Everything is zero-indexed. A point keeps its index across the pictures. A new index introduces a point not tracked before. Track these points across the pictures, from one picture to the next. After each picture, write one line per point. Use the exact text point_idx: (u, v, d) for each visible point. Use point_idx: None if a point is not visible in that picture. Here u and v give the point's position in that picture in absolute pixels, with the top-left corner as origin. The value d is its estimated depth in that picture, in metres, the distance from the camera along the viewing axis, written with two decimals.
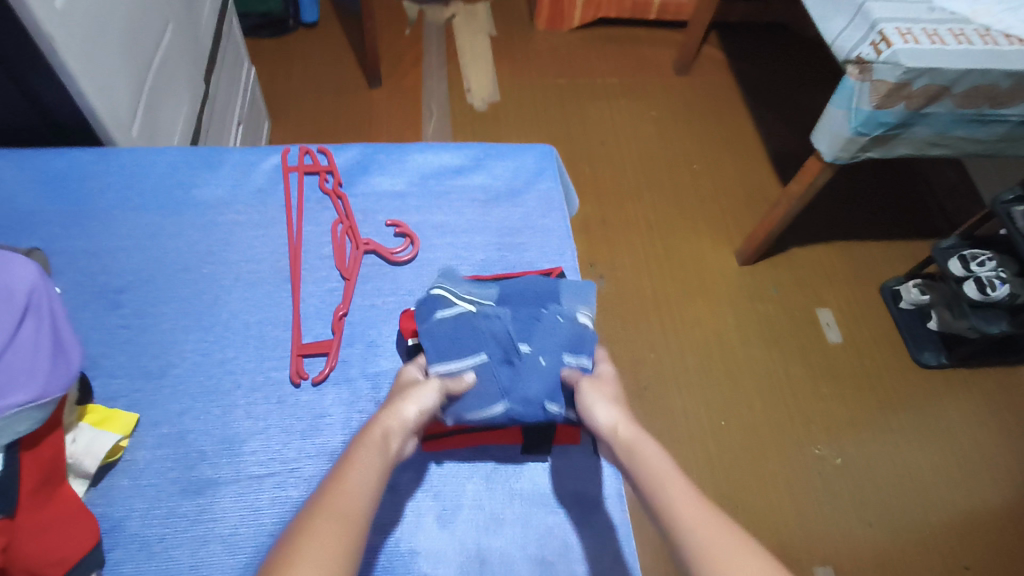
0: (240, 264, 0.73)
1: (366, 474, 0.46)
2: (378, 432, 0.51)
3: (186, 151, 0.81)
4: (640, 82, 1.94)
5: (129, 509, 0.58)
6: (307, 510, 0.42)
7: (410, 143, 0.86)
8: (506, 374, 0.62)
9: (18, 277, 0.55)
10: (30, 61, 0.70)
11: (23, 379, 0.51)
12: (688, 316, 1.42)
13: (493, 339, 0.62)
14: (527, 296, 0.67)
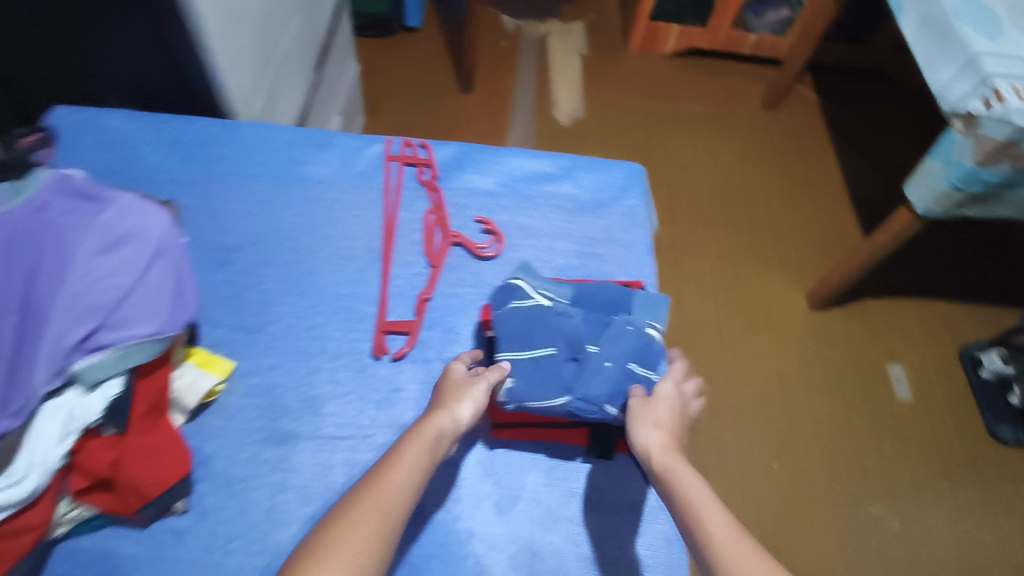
0: (338, 239, 0.78)
1: (409, 471, 0.50)
2: (432, 430, 0.53)
3: (301, 131, 0.87)
4: (726, 114, 1.94)
5: (217, 448, 0.63)
6: (349, 503, 0.47)
7: (504, 147, 0.90)
8: (571, 371, 0.61)
9: (152, 225, 0.63)
10: (176, 35, 0.77)
11: (148, 313, 0.58)
12: (751, 352, 1.40)
13: (562, 336, 0.62)
14: (598, 302, 0.66)
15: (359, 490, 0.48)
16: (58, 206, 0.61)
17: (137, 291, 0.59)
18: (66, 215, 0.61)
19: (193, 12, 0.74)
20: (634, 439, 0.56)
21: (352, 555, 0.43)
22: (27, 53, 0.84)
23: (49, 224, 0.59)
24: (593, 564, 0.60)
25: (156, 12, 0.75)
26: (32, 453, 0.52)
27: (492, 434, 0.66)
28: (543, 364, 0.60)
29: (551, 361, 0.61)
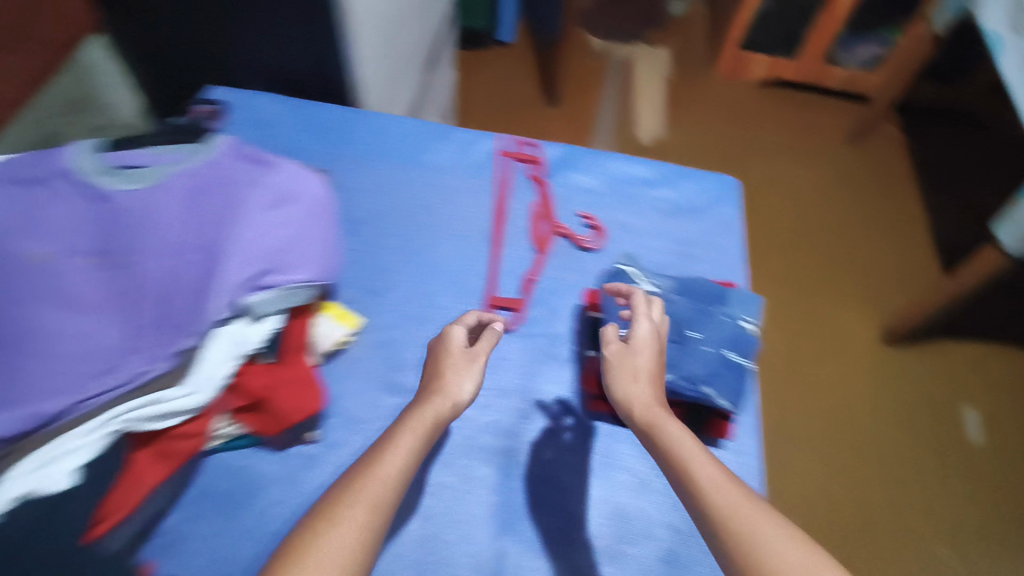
0: (453, 220, 0.85)
1: (401, 461, 0.51)
2: (430, 420, 0.56)
3: (422, 122, 0.95)
4: (807, 146, 1.95)
5: (343, 390, 0.71)
6: (338, 495, 0.48)
7: (608, 152, 0.96)
8: (672, 350, 0.67)
9: (312, 190, 0.72)
10: (329, 27, 0.87)
11: (303, 265, 0.67)
12: (820, 378, 1.40)
13: (665, 318, 0.68)
14: (699, 293, 0.71)
15: (348, 484, 0.49)
16: (230, 165, 0.70)
17: (297, 245, 0.68)
18: (236, 173, 0.69)
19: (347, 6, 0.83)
20: (616, 394, 0.60)
21: (339, 550, 0.44)
22: (190, 37, 0.95)
23: (223, 178, 0.69)
24: (677, 532, 0.65)
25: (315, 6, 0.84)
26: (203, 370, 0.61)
27: (590, 406, 0.72)
28: None
29: None
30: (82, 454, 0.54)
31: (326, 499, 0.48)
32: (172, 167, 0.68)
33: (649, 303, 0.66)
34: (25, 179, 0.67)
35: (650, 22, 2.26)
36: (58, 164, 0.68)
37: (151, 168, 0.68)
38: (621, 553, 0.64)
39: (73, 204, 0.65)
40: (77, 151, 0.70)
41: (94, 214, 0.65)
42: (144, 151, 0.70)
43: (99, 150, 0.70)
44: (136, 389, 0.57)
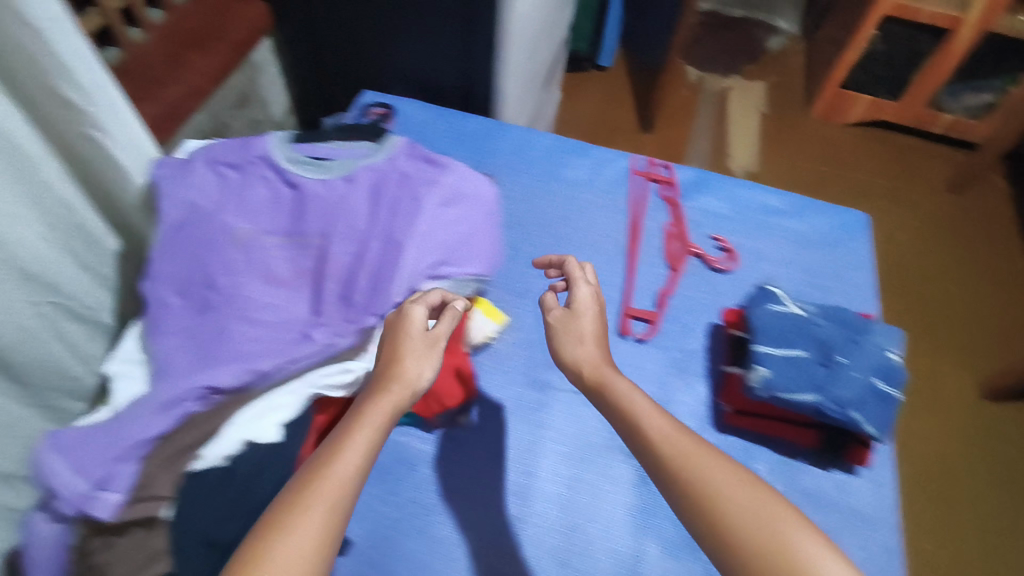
0: (589, 232, 0.89)
1: (359, 457, 0.46)
2: (387, 411, 0.50)
3: (559, 140, 1.00)
4: (905, 189, 1.93)
5: (491, 380, 0.75)
6: (290, 496, 0.43)
7: (739, 180, 0.98)
8: (821, 374, 0.66)
9: (485, 190, 0.76)
10: (485, 38, 0.93)
11: (474, 259, 0.74)
12: (914, 425, 1.37)
13: (814, 342, 0.68)
14: (845, 322, 0.71)
15: (299, 486, 0.44)
16: (406, 163, 0.75)
17: (474, 240, 0.74)
18: (407, 169, 0.74)
19: (506, 17, 0.89)
20: (564, 358, 0.60)
21: (297, 556, 0.40)
22: (350, 43, 1.04)
23: (396, 174, 0.74)
24: None
25: (477, 17, 0.91)
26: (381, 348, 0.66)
27: (726, 419, 0.73)
28: (796, 363, 0.67)
29: (803, 362, 0.67)
30: (287, 410, 0.60)
31: (276, 500, 0.43)
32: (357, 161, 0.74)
33: (582, 268, 0.69)
34: (226, 162, 0.73)
35: (748, 56, 2.28)
36: (253, 151, 0.74)
37: (341, 161, 0.74)
38: None
39: (270, 189, 0.73)
40: (275, 141, 0.76)
41: (287, 199, 0.72)
42: (329, 146, 0.76)
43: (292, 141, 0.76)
44: (330, 356, 0.63)
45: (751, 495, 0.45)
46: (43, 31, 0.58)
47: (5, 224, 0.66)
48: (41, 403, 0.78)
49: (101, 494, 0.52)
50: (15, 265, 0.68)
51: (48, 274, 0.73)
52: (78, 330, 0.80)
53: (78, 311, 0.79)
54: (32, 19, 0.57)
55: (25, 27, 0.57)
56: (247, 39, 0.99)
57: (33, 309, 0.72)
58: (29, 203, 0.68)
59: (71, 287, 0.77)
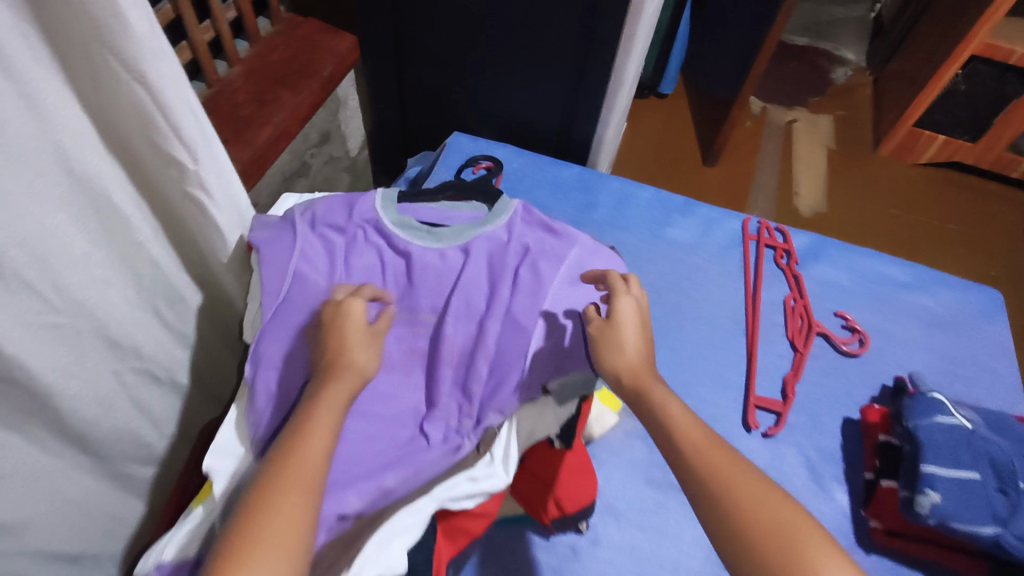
0: (704, 304, 0.82)
1: (325, 438, 0.48)
2: (342, 397, 0.51)
3: (662, 194, 0.92)
4: (982, 236, 1.83)
5: (608, 477, 0.68)
6: (264, 487, 0.44)
7: (860, 248, 0.89)
8: (1002, 504, 0.58)
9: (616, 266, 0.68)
10: (595, 81, 0.88)
11: None
12: None
13: (988, 462, 0.60)
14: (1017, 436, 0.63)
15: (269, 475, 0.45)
16: (524, 231, 0.68)
17: None
18: (527, 242, 0.67)
19: (620, 63, 0.85)
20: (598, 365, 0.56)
21: (282, 535, 0.42)
22: (440, 75, 0.99)
23: (514, 247, 0.67)
24: None
25: (590, 60, 0.86)
26: (502, 450, 0.57)
27: (871, 536, 0.65)
28: (971, 488, 0.59)
29: (978, 487, 0.59)
30: (412, 535, 0.50)
31: (251, 493, 0.44)
32: (472, 233, 0.67)
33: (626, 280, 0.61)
34: (329, 224, 0.66)
35: (813, 88, 2.19)
36: (350, 219, 0.67)
37: (452, 228, 0.67)
38: None
39: (374, 256, 0.66)
40: (380, 199, 0.69)
41: (397, 267, 0.66)
42: (438, 208, 0.71)
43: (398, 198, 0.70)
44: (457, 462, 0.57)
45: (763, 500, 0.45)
46: (158, 91, 0.51)
47: (94, 289, 0.60)
48: (111, 471, 0.72)
49: None
50: (101, 333, 0.63)
51: (132, 340, 0.67)
52: (154, 393, 0.74)
53: (155, 373, 0.73)
54: (147, 76, 0.50)
55: (138, 86, 0.50)
56: (335, 74, 0.91)
57: (114, 377, 0.67)
58: (119, 265, 0.62)
59: (152, 349, 0.71)
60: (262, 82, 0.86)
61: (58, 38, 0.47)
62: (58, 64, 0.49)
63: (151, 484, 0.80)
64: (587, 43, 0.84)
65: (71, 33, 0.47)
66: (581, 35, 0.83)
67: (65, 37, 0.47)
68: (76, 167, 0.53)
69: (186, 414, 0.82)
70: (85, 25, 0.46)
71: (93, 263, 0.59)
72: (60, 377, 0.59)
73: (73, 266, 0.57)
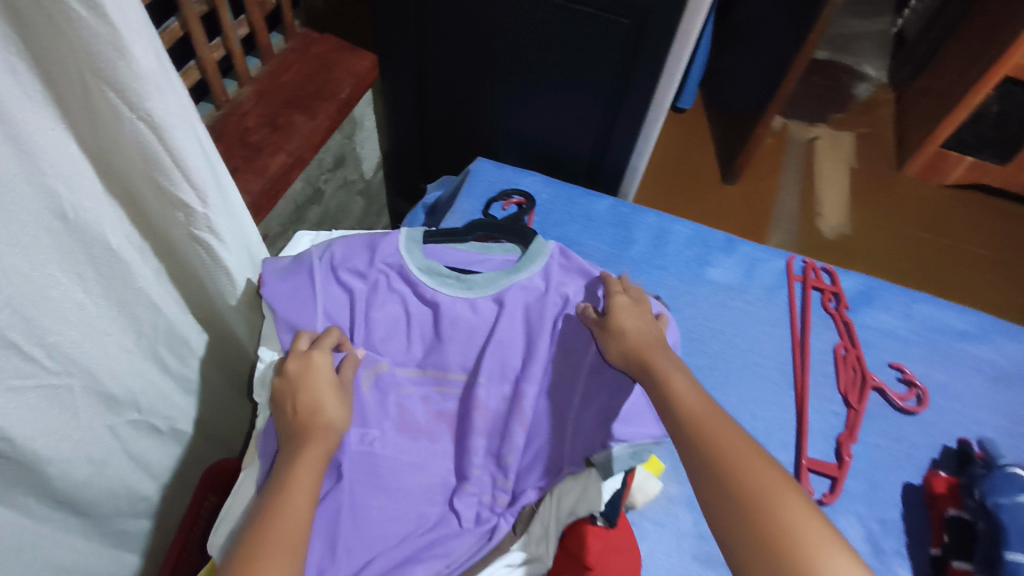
0: (748, 352, 0.76)
1: (307, 497, 0.43)
2: (322, 451, 0.47)
3: (701, 230, 0.87)
4: (1012, 262, 1.77)
5: (652, 551, 0.61)
6: (246, 553, 0.39)
7: (913, 291, 0.84)
8: None
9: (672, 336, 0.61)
10: (634, 107, 0.82)
11: None
12: None
13: None
14: None
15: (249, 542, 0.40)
16: (563, 281, 0.62)
17: None
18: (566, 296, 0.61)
19: (663, 89, 0.79)
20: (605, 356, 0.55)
21: None
22: (465, 96, 0.93)
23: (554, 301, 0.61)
24: None
25: (629, 87, 0.80)
26: (540, 528, 0.52)
27: None
28: None
29: None
30: None
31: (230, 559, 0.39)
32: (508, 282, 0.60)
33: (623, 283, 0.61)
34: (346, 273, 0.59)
35: (835, 105, 2.12)
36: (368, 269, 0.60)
37: (484, 275, 0.61)
38: None
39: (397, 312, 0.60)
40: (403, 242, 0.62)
41: (426, 319, 0.60)
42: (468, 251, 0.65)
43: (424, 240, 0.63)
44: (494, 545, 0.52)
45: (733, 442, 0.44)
46: (166, 128, 0.46)
47: (87, 343, 0.54)
48: (106, 531, 0.66)
49: None
50: (95, 388, 0.57)
51: (132, 391, 0.61)
52: (153, 446, 0.68)
53: (155, 424, 0.67)
54: (153, 113, 0.44)
55: (142, 123, 0.45)
56: (353, 95, 0.86)
57: (109, 433, 0.61)
58: (118, 315, 0.57)
59: (152, 400, 0.65)
60: (275, 105, 0.81)
61: (52, 69, 0.42)
62: (51, 98, 0.44)
63: (150, 540, 0.74)
64: (629, 68, 0.78)
65: (67, 63, 0.42)
66: (623, 58, 0.78)
67: (61, 68, 0.42)
68: (70, 213, 0.48)
69: (190, 463, 0.76)
70: (83, 55, 0.41)
71: (88, 316, 0.53)
72: (47, 442, 0.53)
73: (63, 320, 0.51)
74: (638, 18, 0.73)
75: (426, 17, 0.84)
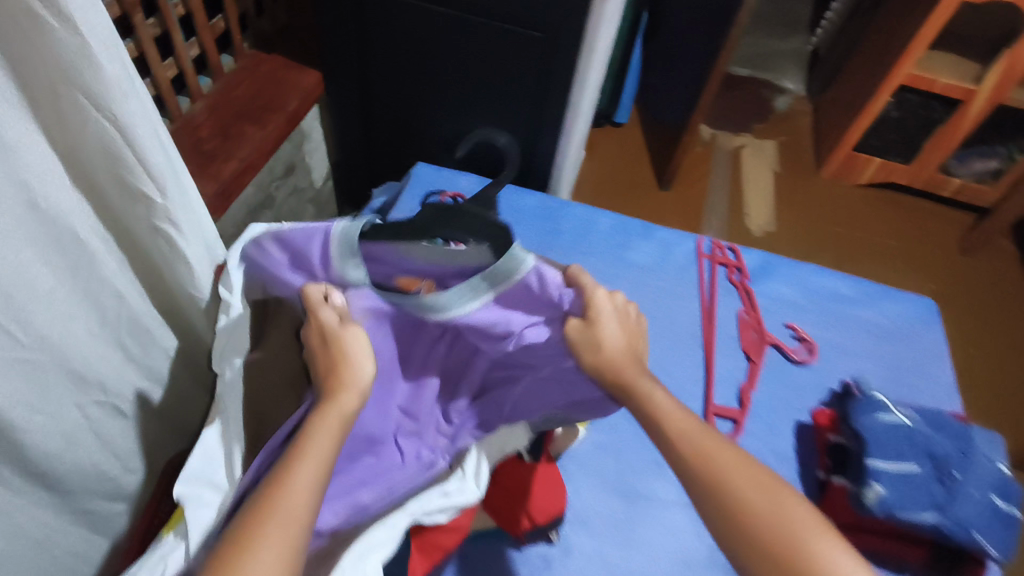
0: (662, 321, 0.87)
1: (315, 470, 0.48)
2: (338, 424, 0.52)
3: (621, 219, 0.98)
4: (921, 252, 1.94)
5: (577, 487, 0.71)
6: (252, 518, 0.44)
7: (807, 264, 0.96)
8: (938, 491, 0.63)
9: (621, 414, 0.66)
10: (554, 111, 0.93)
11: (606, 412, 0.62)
12: None
13: (927, 455, 0.65)
14: (945, 426, 0.69)
15: (256, 510, 0.44)
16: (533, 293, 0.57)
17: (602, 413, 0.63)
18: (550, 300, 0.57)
19: (577, 93, 0.90)
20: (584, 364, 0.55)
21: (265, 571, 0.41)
22: (404, 107, 1.02)
23: (540, 304, 0.58)
24: None
25: (549, 91, 0.91)
26: (472, 466, 0.60)
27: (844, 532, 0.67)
28: (912, 478, 0.63)
29: (918, 477, 0.64)
30: (387, 549, 0.52)
31: (235, 526, 0.44)
32: (471, 306, 0.58)
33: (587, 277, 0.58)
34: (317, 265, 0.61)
35: (757, 116, 2.30)
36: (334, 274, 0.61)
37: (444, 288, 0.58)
38: None
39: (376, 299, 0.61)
40: (337, 242, 0.59)
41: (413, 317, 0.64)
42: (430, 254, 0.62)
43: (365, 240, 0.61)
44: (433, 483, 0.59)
45: (613, 359, 0.54)
46: (128, 128, 0.53)
47: (58, 325, 0.60)
48: (75, 507, 0.71)
49: None
50: (65, 368, 0.63)
51: (98, 372, 0.67)
52: (119, 428, 0.74)
53: (120, 407, 0.73)
54: (117, 113, 0.52)
55: (107, 122, 0.52)
56: (299, 109, 0.93)
57: (77, 411, 0.66)
58: (85, 301, 0.63)
59: (117, 384, 0.71)
60: (227, 117, 0.88)
61: (27, 78, 0.50)
62: (27, 103, 0.51)
63: (117, 519, 0.79)
64: (546, 76, 0.89)
65: (40, 71, 0.49)
66: (540, 67, 0.88)
67: (34, 77, 0.50)
68: (42, 204, 0.55)
69: (152, 448, 0.81)
70: (54, 62, 0.48)
71: (58, 300, 0.60)
72: (21, 412, 0.59)
73: (35, 300, 0.57)
74: (550, 32, 0.83)
75: (365, 37, 0.93)
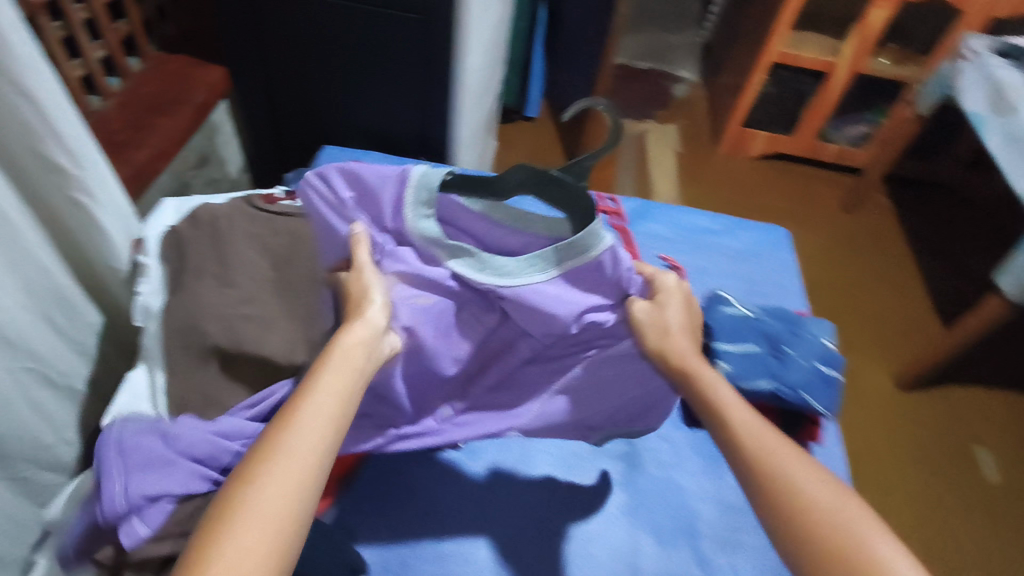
0: None
1: (330, 398, 0.54)
2: (353, 358, 0.58)
3: None
4: (810, 212, 2.12)
5: None
6: (271, 439, 0.50)
7: (679, 207, 1.10)
8: (774, 363, 0.77)
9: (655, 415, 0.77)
10: (441, 88, 1.04)
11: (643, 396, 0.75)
12: (863, 435, 1.46)
13: (761, 335, 0.79)
14: (779, 315, 0.83)
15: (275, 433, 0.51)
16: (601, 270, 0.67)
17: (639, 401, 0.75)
18: (621, 281, 0.68)
19: (459, 69, 1.01)
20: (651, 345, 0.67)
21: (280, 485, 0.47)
22: (306, 97, 1.10)
23: (609, 284, 0.69)
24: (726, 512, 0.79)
25: (434, 69, 1.01)
26: None
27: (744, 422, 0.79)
28: (751, 356, 0.77)
29: (756, 354, 0.77)
30: None
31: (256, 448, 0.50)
32: (540, 275, 0.66)
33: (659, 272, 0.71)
34: (387, 210, 0.70)
35: (659, 103, 2.49)
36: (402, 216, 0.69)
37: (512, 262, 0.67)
38: (677, 542, 0.75)
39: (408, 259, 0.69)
40: (413, 185, 0.67)
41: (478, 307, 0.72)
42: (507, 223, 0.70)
43: (449, 182, 0.66)
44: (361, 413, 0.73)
45: None
46: (42, 102, 0.61)
47: None
48: (13, 473, 0.76)
49: (134, 522, 0.60)
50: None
51: (28, 341, 0.73)
52: (50, 397, 0.79)
53: (51, 377, 0.78)
54: (31, 89, 0.59)
55: (22, 98, 0.59)
56: (207, 101, 1.01)
57: (9, 378, 0.72)
58: (10, 271, 0.68)
59: (46, 353, 0.76)
60: (139, 110, 0.95)
61: None
62: None
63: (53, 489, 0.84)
64: (429, 55, 0.99)
65: None
66: (423, 47, 0.99)
67: None
68: None
69: (83, 422, 0.86)
70: None
71: None
72: None
73: None
74: (425, 14, 0.94)
75: (261, 33, 1.02)
